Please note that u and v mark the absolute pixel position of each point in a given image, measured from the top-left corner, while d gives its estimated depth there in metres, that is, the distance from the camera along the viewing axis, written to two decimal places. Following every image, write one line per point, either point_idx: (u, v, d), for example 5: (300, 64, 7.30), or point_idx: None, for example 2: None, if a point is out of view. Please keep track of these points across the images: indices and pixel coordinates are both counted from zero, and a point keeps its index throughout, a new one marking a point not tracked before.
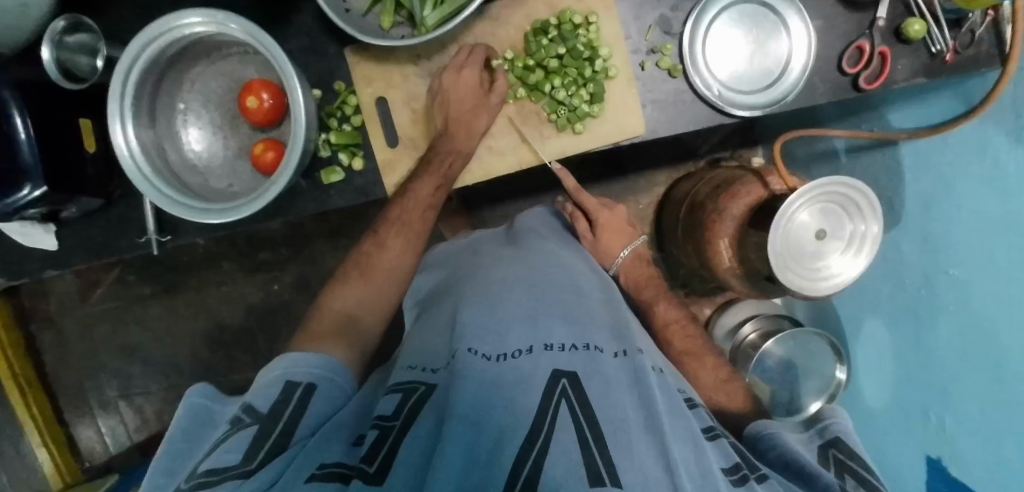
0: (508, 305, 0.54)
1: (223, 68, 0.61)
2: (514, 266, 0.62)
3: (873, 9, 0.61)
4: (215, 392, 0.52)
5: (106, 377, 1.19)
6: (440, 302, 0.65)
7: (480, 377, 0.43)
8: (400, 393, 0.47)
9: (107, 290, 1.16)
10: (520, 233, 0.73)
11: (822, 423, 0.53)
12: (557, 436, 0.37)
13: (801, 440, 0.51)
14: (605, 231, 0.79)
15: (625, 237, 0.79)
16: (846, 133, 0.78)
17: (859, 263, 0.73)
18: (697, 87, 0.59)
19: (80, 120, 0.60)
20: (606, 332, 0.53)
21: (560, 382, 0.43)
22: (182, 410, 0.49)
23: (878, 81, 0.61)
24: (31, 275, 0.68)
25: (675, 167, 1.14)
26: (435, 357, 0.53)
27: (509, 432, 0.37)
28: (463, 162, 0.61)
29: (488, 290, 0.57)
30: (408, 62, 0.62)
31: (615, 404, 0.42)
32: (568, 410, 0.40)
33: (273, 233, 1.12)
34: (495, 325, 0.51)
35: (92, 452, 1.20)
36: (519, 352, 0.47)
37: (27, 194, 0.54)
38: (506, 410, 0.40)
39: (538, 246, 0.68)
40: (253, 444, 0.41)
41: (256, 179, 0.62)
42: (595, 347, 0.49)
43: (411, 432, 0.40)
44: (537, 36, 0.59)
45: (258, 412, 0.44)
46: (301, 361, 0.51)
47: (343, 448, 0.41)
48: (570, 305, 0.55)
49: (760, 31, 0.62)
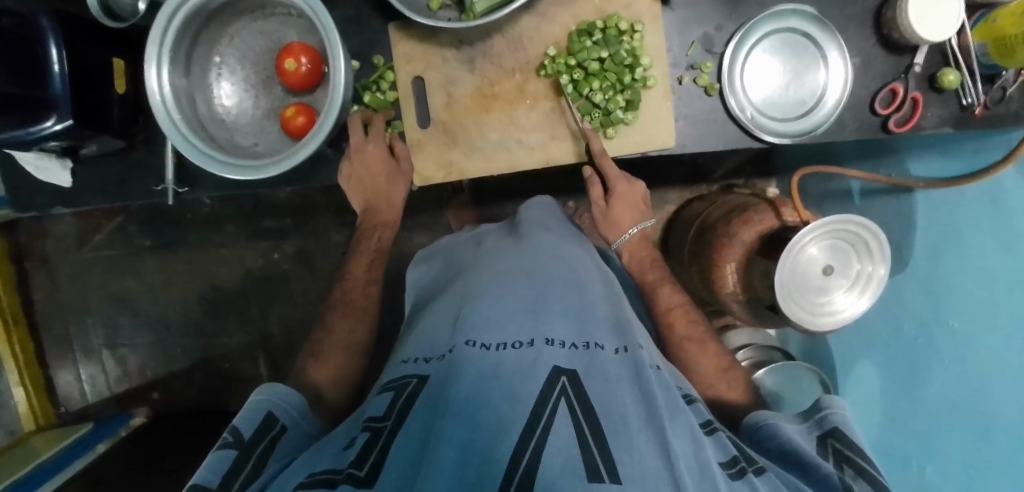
0: (509, 300, 0.53)
1: (263, 27, 0.61)
2: (516, 258, 0.61)
3: (911, 54, 0.62)
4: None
5: (93, 325, 1.17)
6: (444, 290, 0.65)
7: (478, 372, 0.43)
8: (393, 390, 0.47)
9: (106, 238, 1.14)
10: (523, 223, 0.72)
11: (822, 412, 0.52)
12: (555, 430, 0.37)
13: (800, 431, 0.51)
14: (619, 204, 0.69)
15: (636, 214, 0.70)
16: (863, 175, 0.78)
17: (862, 303, 0.74)
18: (731, 108, 0.60)
19: (114, 59, 0.59)
20: (607, 328, 0.52)
21: (560, 379, 0.42)
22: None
23: (907, 126, 0.62)
24: (40, 207, 0.67)
25: (688, 187, 1.15)
26: (432, 348, 0.52)
27: (505, 425, 0.36)
28: (478, 162, 0.63)
29: (490, 282, 0.57)
30: (449, 46, 0.62)
31: (614, 399, 0.41)
32: (566, 407, 0.39)
33: (280, 201, 1.10)
34: (499, 316, 0.50)
35: (69, 396, 1.18)
36: (519, 344, 0.46)
37: (49, 126, 0.53)
38: (503, 402, 0.39)
39: (539, 237, 0.67)
40: (232, 468, 0.42)
41: (281, 141, 0.62)
42: (596, 345, 0.48)
43: (403, 429, 0.40)
44: (581, 36, 0.59)
45: (242, 438, 0.45)
46: (285, 398, 0.53)
47: (333, 456, 0.41)
48: (573, 302, 0.54)
49: (800, 60, 0.62)
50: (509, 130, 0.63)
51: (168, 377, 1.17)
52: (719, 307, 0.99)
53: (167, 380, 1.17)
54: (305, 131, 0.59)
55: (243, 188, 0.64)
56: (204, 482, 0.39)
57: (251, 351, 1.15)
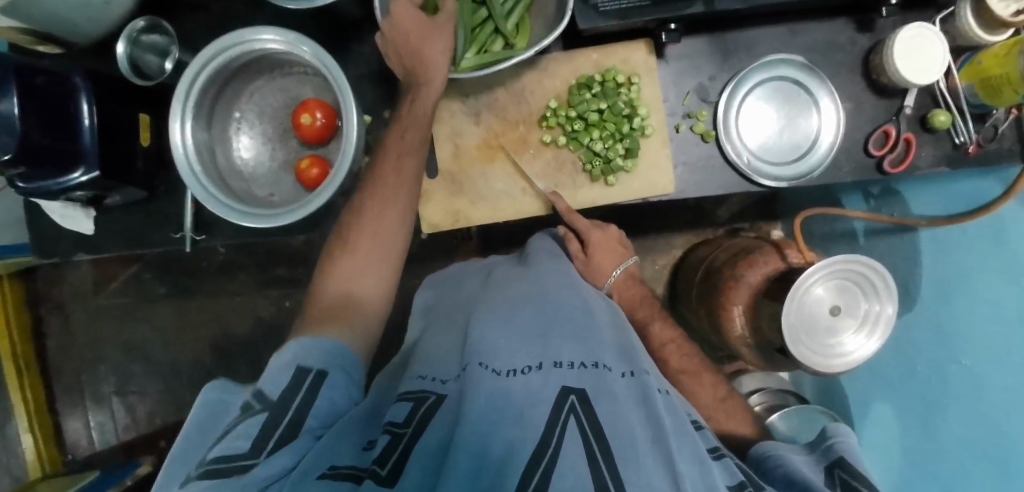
0: (518, 325, 0.54)
1: (281, 85, 0.65)
2: (523, 286, 0.62)
3: (900, 97, 0.64)
4: (229, 386, 0.48)
5: (104, 371, 1.18)
6: (452, 316, 0.66)
7: (490, 392, 0.42)
8: (410, 401, 0.46)
9: (122, 285, 1.17)
10: (532, 252, 0.73)
11: (829, 441, 0.50)
12: (564, 448, 0.36)
13: (805, 461, 0.49)
14: (596, 250, 0.74)
15: (616, 256, 0.75)
16: (865, 216, 0.79)
17: (872, 344, 0.73)
18: (728, 154, 0.62)
19: (140, 115, 0.63)
20: (613, 352, 0.52)
21: (569, 398, 0.42)
22: (197, 406, 0.45)
23: (902, 166, 0.63)
24: (63, 253, 0.69)
25: (693, 232, 1.16)
26: (446, 369, 0.52)
27: (517, 450, 0.36)
28: (483, 209, 0.65)
29: (502, 307, 0.58)
30: (455, 100, 0.65)
31: (621, 418, 0.40)
32: (576, 427, 0.39)
33: (292, 249, 1.13)
34: (509, 342, 0.51)
35: (77, 444, 1.18)
36: (528, 369, 0.46)
37: (76, 177, 0.57)
38: (513, 427, 0.39)
39: (550, 266, 0.68)
40: (263, 432, 0.40)
41: (296, 191, 0.65)
42: (604, 366, 0.48)
43: (422, 440, 0.40)
44: (581, 89, 0.62)
45: (269, 400, 0.43)
46: (311, 347, 0.49)
47: (353, 452, 0.40)
48: (578, 326, 0.54)
49: (792, 107, 0.64)
50: (512, 177, 0.65)
51: (177, 424, 1.17)
52: (731, 351, 0.98)
53: (175, 428, 1.17)
54: (318, 182, 0.62)
55: (259, 236, 0.66)
56: (231, 453, 0.38)
57: None
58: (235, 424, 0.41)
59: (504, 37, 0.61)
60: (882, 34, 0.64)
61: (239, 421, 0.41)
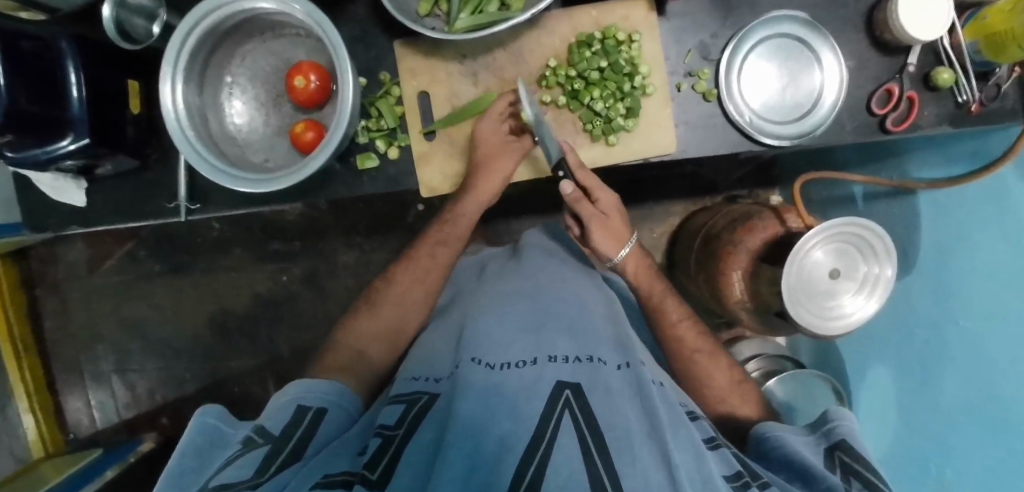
0: (511, 321, 0.53)
1: (274, 48, 0.63)
2: (519, 281, 0.62)
3: (904, 54, 0.63)
4: (222, 411, 0.47)
5: (103, 351, 1.17)
6: (445, 315, 0.66)
7: (482, 389, 0.41)
8: (403, 403, 0.46)
9: (117, 263, 1.16)
10: (526, 248, 0.72)
11: (829, 423, 0.50)
12: (559, 442, 0.36)
13: (805, 442, 0.49)
14: (606, 214, 0.64)
15: (623, 227, 0.65)
16: (863, 179, 0.79)
17: (871, 306, 0.73)
18: (730, 113, 0.62)
19: (129, 81, 0.61)
20: (610, 346, 0.52)
21: (564, 394, 0.41)
22: (191, 429, 0.45)
23: (905, 125, 0.63)
24: (54, 228, 0.68)
25: (692, 200, 1.15)
26: (439, 369, 0.52)
27: (510, 444, 0.36)
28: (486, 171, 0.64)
29: (493, 303, 0.58)
30: (453, 60, 0.63)
31: (618, 412, 0.41)
32: (570, 421, 0.38)
33: (289, 223, 1.12)
34: (500, 338, 0.50)
35: (78, 423, 1.18)
36: (523, 363, 0.46)
37: (65, 145, 0.55)
38: (507, 420, 0.38)
39: (540, 261, 0.67)
40: (265, 459, 0.40)
41: (292, 156, 0.63)
42: (598, 359, 0.48)
43: (415, 437, 0.40)
44: (581, 48, 0.61)
45: (274, 434, 0.44)
46: (310, 388, 0.52)
47: (348, 459, 0.40)
48: (574, 319, 0.54)
49: (795, 63, 0.63)
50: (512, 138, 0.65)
51: (178, 402, 1.17)
52: (730, 317, 0.98)
53: (176, 405, 1.17)
54: (314, 145, 0.60)
55: (254, 203, 0.65)
56: (238, 476, 0.37)
57: (261, 374, 1.15)
58: (235, 456, 0.40)
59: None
60: None
61: (242, 452, 0.41)
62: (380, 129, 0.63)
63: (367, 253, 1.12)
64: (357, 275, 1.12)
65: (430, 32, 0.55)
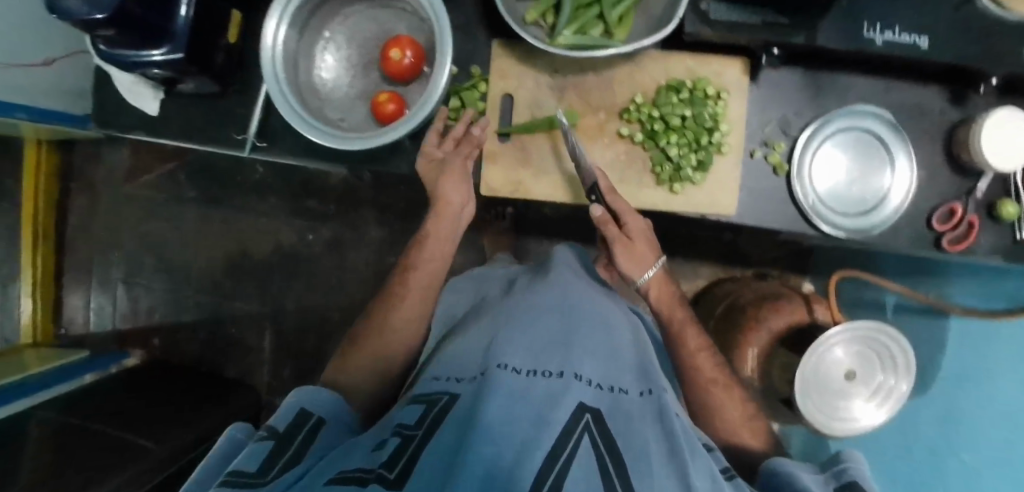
0: (538, 333, 0.53)
1: (377, 16, 0.65)
2: (549, 295, 0.62)
3: (974, 178, 0.64)
4: (251, 429, 0.48)
5: (116, 259, 1.18)
6: (471, 321, 0.66)
7: (508, 394, 0.41)
8: (423, 404, 0.47)
9: (153, 179, 1.17)
10: (551, 264, 0.73)
11: (842, 464, 0.47)
12: (579, 459, 0.37)
13: (815, 481, 0.46)
14: (634, 238, 0.61)
15: (650, 250, 0.62)
16: (901, 289, 0.79)
17: (880, 415, 0.73)
18: (795, 192, 0.62)
19: (233, 11, 0.63)
20: (632, 370, 0.53)
21: (585, 416, 0.41)
22: (223, 441, 0.45)
23: (959, 246, 0.62)
24: (119, 127, 0.69)
25: (722, 266, 1.15)
26: (462, 369, 0.52)
27: (531, 448, 0.36)
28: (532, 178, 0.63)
29: (522, 312, 0.58)
30: (544, 71, 0.64)
31: (637, 436, 0.42)
32: (589, 442, 0.39)
33: (329, 185, 1.13)
34: (526, 347, 0.50)
35: (72, 320, 1.18)
36: (549, 374, 0.46)
37: (153, 55, 0.56)
38: (528, 427, 0.38)
39: (568, 280, 0.67)
40: (268, 457, 0.41)
41: (366, 122, 0.65)
42: (620, 389, 0.48)
43: (435, 437, 0.40)
44: (669, 92, 0.62)
45: (277, 433, 0.45)
46: (315, 395, 0.52)
47: (362, 454, 0.40)
48: (601, 342, 0.54)
49: (868, 160, 0.64)
50: (557, 155, 0.64)
51: (173, 328, 1.16)
52: None
53: (170, 331, 1.17)
54: (392, 118, 0.61)
55: (319, 158, 0.66)
56: (241, 472, 0.38)
57: (260, 323, 1.15)
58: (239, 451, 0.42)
59: (606, 25, 0.60)
60: (973, 112, 0.64)
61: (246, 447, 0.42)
62: (457, 119, 0.64)
63: (395, 234, 1.12)
64: (379, 253, 1.13)
65: (534, 40, 0.57)
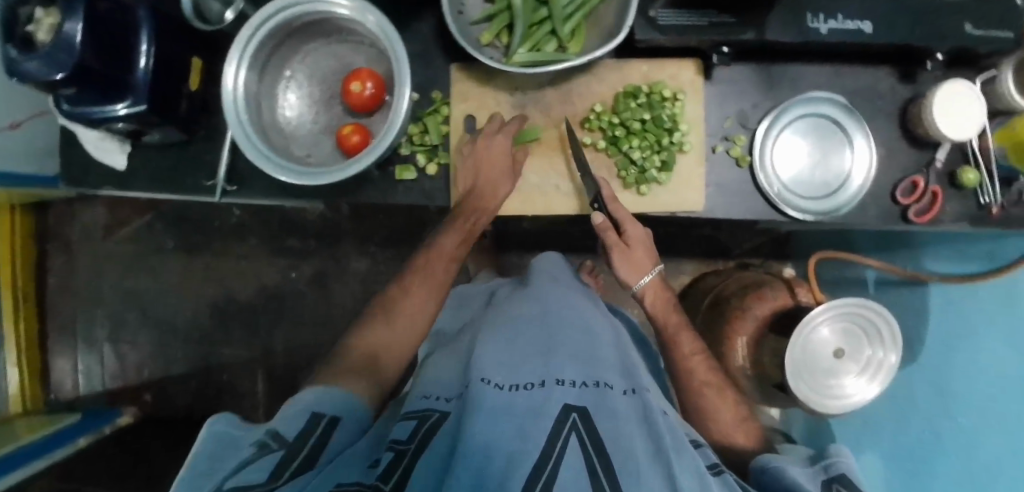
0: (521, 342, 0.53)
1: (336, 51, 0.66)
2: (531, 305, 0.62)
3: (932, 150, 0.65)
4: (236, 419, 0.46)
5: (100, 316, 1.17)
6: (453, 341, 0.66)
7: (493, 408, 0.42)
8: (414, 419, 0.46)
9: (131, 232, 1.16)
10: (534, 274, 0.74)
11: (829, 459, 0.49)
12: (566, 461, 0.37)
13: (805, 474, 0.48)
14: (632, 245, 0.64)
15: (648, 258, 0.66)
16: (877, 264, 0.81)
17: (872, 389, 0.73)
18: (760, 182, 0.64)
19: (193, 58, 0.63)
20: (616, 370, 0.53)
21: (571, 416, 0.42)
22: (204, 438, 0.43)
23: (927, 217, 0.64)
24: (90, 185, 0.69)
25: (704, 261, 1.17)
26: (448, 388, 0.52)
27: (518, 459, 0.37)
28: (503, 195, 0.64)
29: (504, 325, 0.58)
30: (504, 90, 0.66)
31: (623, 435, 0.42)
32: (577, 442, 0.39)
33: (308, 222, 1.13)
34: (509, 359, 0.50)
35: (61, 385, 1.17)
36: (530, 385, 0.46)
37: (118, 109, 0.57)
38: (513, 438, 0.39)
39: (550, 288, 0.68)
40: (277, 465, 0.39)
41: (334, 156, 0.65)
42: (605, 384, 0.48)
43: (428, 451, 0.41)
44: (627, 98, 0.64)
45: (285, 441, 0.43)
46: (325, 395, 0.50)
47: (360, 469, 0.40)
48: (583, 347, 0.54)
49: (827, 143, 0.66)
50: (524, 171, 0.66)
51: (164, 381, 1.15)
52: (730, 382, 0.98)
53: (162, 384, 1.15)
54: (358, 149, 0.62)
55: (290, 194, 0.67)
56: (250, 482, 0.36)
57: (251, 366, 1.14)
58: (246, 462, 0.39)
59: (559, 40, 0.61)
60: (923, 87, 0.65)
61: (255, 457, 0.40)
62: (423, 144, 0.65)
63: (378, 263, 1.13)
64: (365, 284, 1.13)
65: (490, 60, 0.58)
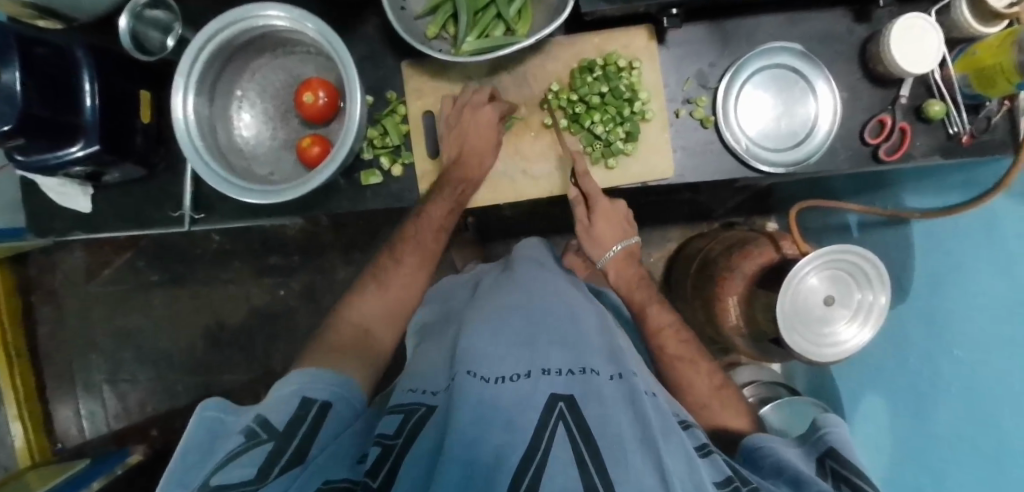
0: (506, 333, 0.53)
1: (284, 63, 0.65)
2: (512, 294, 0.62)
3: (895, 87, 0.65)
4: (227, 403, 0.47)
5: (96, 360, 1.17)
6: (437, 334, 0.66)
7: (478, 401, 0.41)
8: (401, 414, 0.47)
9: (114, 273, 1.16)
10: (516, 261, 0.74)
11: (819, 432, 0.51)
12: (553, 452, 0.37)
13: (796, 453, 0.49)
14: (601, 220, 0.66)
15: (619, 231, 0.67)
16: (858, 208, 0.79)
17: (866, 333, 0.73)
18: (726, 140, 0.63)
19: (141, 91, 0.63)
20: (602, 355, 0.52)
21: (559, 404, 0.42)
22: (194, 423, 0.45)
23: (897, 154, 0.64)
24: (58, 232, 0.69)
25: (690, 226, 1.17)
26: (434, 382, 0.52)
27: (505, 455, 0.36)
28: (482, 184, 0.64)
29: (486, 315, 0.58)
30: (458, 82, 0.65)
31: (611, 419, 0.41)
32: (565, 433, 0.39)
33: (289, 237, 1.13)
34: (494, 350, 0.50)
35: (67, 433, 1.17)
36: (517, 376, 0.46)
37: (74, 151, 0.56)
38: (500, 433, 0.38)
39: (532, 274, 0.68)
40: (267, 460, 0.40)
41: (298, 170, 0.65)
42: (591, 369, 0.48)
43: (413, 448, 0.41)
44: (583, 73, 0.63)
45: (276, 430, 0.44)
46: (317, 379, 0.51)
47: (348, 466, 0.41)
48: (567, 334, 0.54)
49: (789, 94, 0.65)
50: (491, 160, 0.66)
51: (168, 414, 1.16)
52: (725, 343, 0.99)
53: (167, 418, 1.16)
54: (319, 160, 0.62)
55: (260, 214, 0.67)
56: (241, 479, 0.38)
57: (254, 388, 1.14)
58: (239, 453, 0.41)
59: (506, 23, 0.60)
60: (879, 24, 0.65)
61: (246, 448, 0.41)
62: (385, 146, 0.65)
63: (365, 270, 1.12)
64: None
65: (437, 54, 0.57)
